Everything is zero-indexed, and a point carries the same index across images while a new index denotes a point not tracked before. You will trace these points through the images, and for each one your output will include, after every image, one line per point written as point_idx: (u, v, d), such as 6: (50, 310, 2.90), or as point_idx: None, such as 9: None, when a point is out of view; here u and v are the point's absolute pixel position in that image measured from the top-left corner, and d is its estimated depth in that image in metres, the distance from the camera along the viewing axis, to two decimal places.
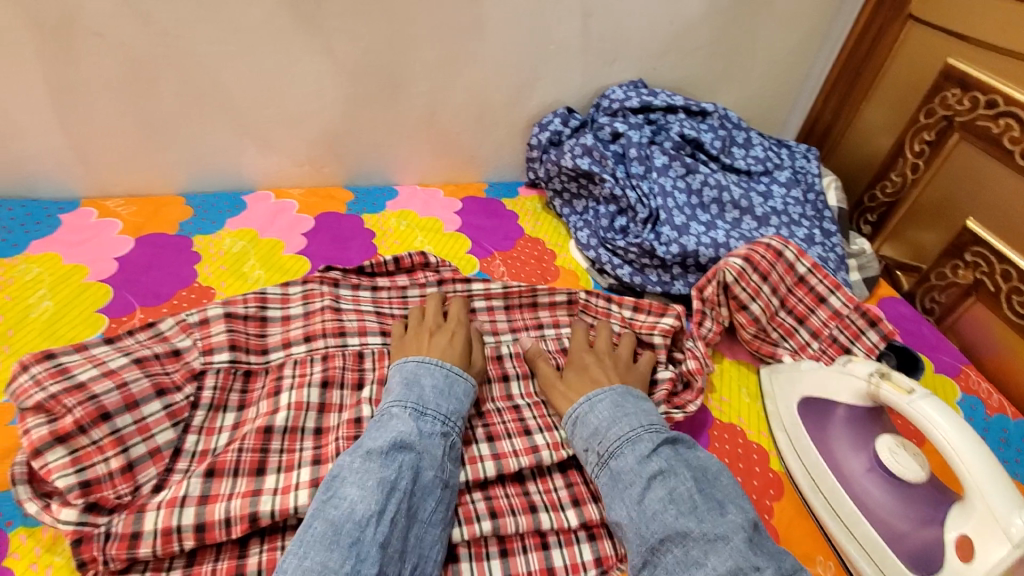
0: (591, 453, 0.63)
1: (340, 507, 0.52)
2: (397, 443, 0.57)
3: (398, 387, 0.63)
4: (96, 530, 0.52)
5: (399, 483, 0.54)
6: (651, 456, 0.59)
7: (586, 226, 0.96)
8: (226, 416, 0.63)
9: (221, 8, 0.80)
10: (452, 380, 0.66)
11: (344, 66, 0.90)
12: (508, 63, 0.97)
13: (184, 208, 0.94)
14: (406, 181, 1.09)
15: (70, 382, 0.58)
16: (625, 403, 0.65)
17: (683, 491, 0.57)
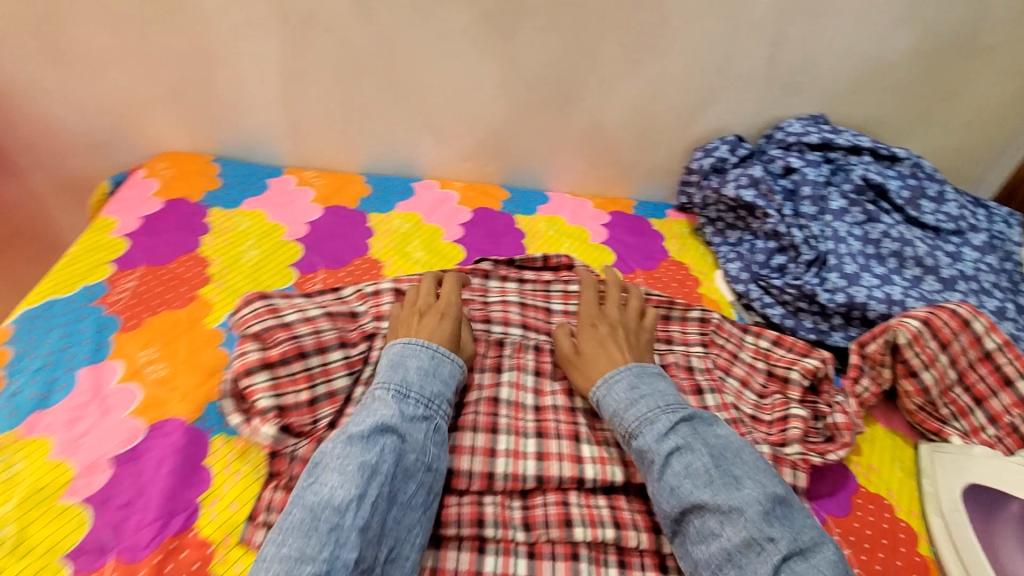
0: (614, 431, 0.64)
1: (319, 493, 0.53)
2: (379, 426, 0.57)
3: (385, 369, 0.63)
4: (285, 450, 0.63)
5: (382, 466, 0.55)
6: (668, 434, 0.60)
7: (738, 259, 0.93)
8: None
9: (433, 14, 0.88)
10: (438, 362, 0.65)
11: (527, 74, 0.95)
12: (684, 85, 0.97)
13: (364, 186, 1.05)
14: (558, 188, 1.12)
15: (281, 320, 0.70)
16: (640, 384, 0.65)
17: (698, 466, 0.57)
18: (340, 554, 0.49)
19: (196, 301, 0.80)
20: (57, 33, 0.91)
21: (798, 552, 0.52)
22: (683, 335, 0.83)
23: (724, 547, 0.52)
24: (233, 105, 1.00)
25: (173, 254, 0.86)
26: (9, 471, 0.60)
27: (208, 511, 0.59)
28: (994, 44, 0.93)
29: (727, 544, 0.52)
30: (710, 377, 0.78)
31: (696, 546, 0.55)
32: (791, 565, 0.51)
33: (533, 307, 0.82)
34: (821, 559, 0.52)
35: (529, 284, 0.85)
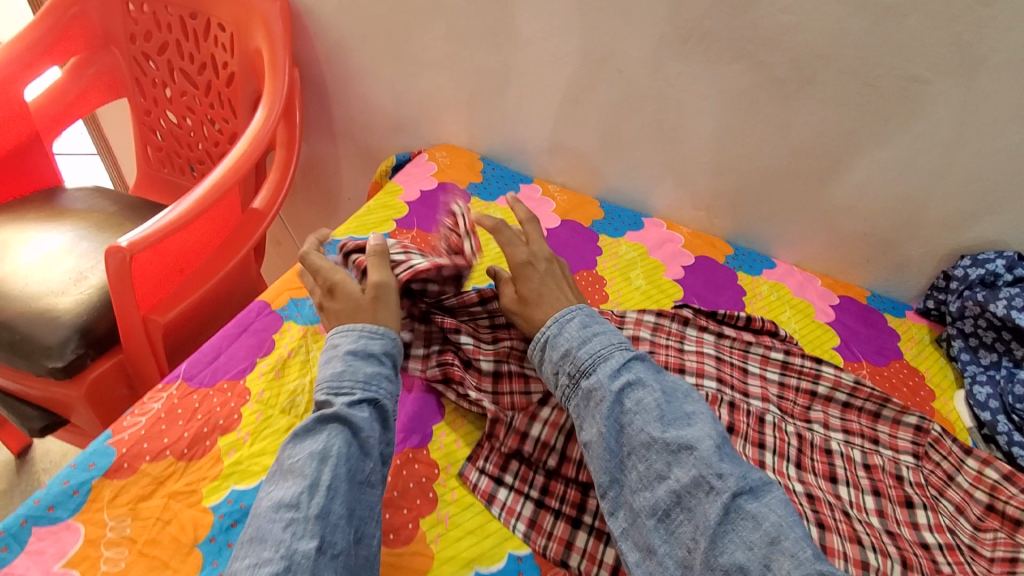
0: (563, 376, 0.64)
1: (274, 496, 0.53)
2: (319, 417, 0.57)
3: (329, 369, 0.61)
4: (502, 420, 0.69)
5: (332, 450, 0.55)
6: (620, 371, 0.61)
7: (989, 382, 0.84)
8: None
9: (720, 73, 0.95)
10: (366, 341, 0.63)
11: (792, 143, 0.97)
12: (969, 187, 0.90)
13: (598, 209, 1.14)
14: (783, 257, 1.10)
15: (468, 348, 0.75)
16: (592, 322, 0.66)
17: (649, 402, 0.59)
18: (299, 546, 0.49)
19: None
20: (404, 37, 1.16)
21: (751, 491, 0.53)
22: (891, 438, 0.77)
23: (672, 488, 0.54)
24: (510, 115, 1.16)
25: (438, 225, 1.03)
26: (307, 355, 0.76)
27: (439, 440, 0.69)
28: None
29: (676, 485, 0.54)
30: (921, 493, 0.72)
31: (639, 491, 0.56)
32: (740, 504, 0.52)
33: (729, 362, 0.82)
34: (771, 497, 0.53)
35: (727, 340, 0.85)
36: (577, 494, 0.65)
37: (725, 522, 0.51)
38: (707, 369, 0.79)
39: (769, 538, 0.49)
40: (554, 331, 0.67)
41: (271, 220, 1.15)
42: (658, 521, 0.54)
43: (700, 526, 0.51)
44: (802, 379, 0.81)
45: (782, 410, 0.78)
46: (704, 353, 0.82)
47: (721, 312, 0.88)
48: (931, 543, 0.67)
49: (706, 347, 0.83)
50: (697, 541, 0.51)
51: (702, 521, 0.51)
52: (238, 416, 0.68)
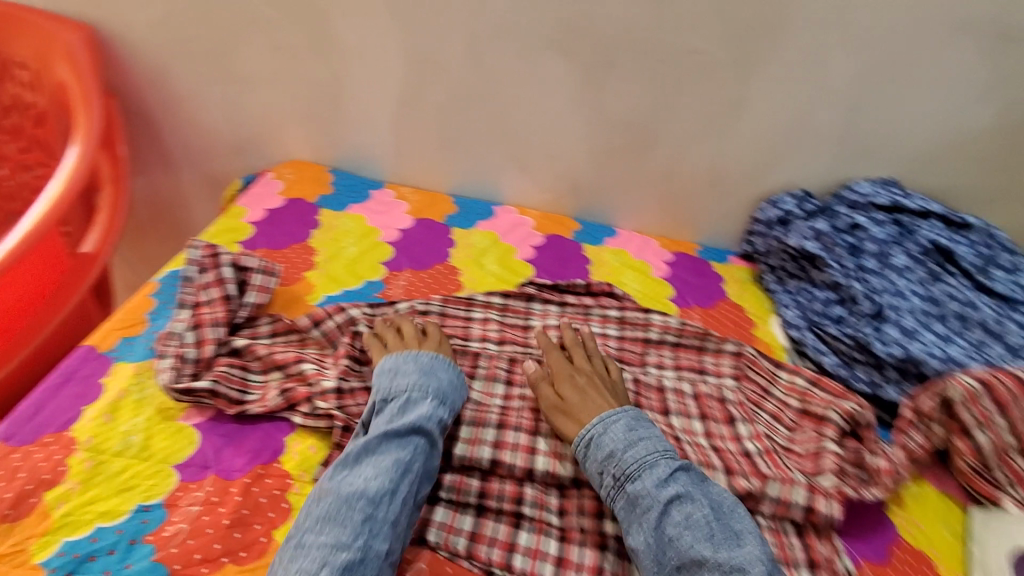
0: (605, 476, 0.66)
1: (354, 484, 0.61)
2: (413, 426, 0.66)
3: (416, 373, 0.72)
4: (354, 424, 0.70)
5: (412, 465, 0.63)
6: (668, 481, 0.63)
7: (796, 306, 0.95)
8: None
9: (534, 62, 1.02)
10: (455, 382, 0.74)
11: (609, 119, 1.05)
12: (757, 141, 1.03)
13: (451, 205, 1.18)
14: (625, 225, 1.19)
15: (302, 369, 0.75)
16: (638, 426, 0.68)
17: (698, 517, 0.60)
18: (374, 544, 0.57)
19: (301, 282, 0.94)
20: (229, 57, 1.13)
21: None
22: (716, 366, 0.88)
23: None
24: (351, 124, 1.17)
25: (288, 241, 1.02)
26: (142, 393, 0.72)
27: (293, 451, 0.69)
28: None
29: None
30: (741, 408, 0.82)
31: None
32: None
33: (572, 327, 0.91)
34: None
35: (570, 307, 0.94)
36: (432, 473, 0.68)
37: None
38: (549, 341, 0.88)
39: None
40: (598, 429, 0.69)
41: (106, 262, 1.07)
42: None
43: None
44: (636, 330, 0.91)
45: (621, 360, 0.87)
46: (549, 322, 0.91)
47: (562, 283, 0.96)
48: (752, 450, 0.76)
49: (551, 317, 0.92)
50: None
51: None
52: (65, 467, 0.64)
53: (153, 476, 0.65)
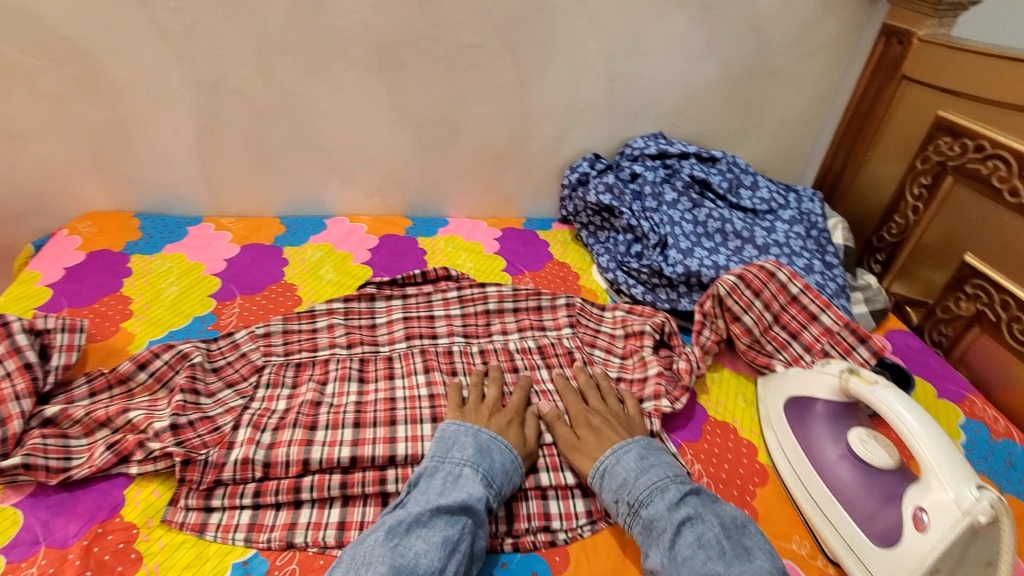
0: (621, 504, 0.66)
1: (406, 555, 0.57)
2: (463, 503, 0.62)
3: (473, 449, 0.68)
4: (198, 457, 0.68)
5: (461, 544, 0.59)
6: (679, 503, 0.64)
7: (607, 252, 1.10)
8: (278, 405, 0.76)
9: (325, 73, 1.05)
10: (515, 467, 0.69)
11: (412, 118, 1.12)
12: (547, 117, 1.16)
13: (279, 226, 1.17)
14: (457, 214, 1.28)
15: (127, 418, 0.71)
16: (649, 455, 0.70)
17: (710, 536, 0.61)
18: None
19: (118, 333, 0.88)
20: None
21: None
22: (555, 321, 0.97)
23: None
24: (149, 163, 1.11)
25: (96, 295, 0.95)
26: None
27: (133, 500, 0.66)
28: (781, 65, 1.17)
29: None
30: (581, 351, 0.93)
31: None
32: None
33: (417, 317, 0.94)
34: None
35: (412, 298, 0.97)
36: (292, 482, 0.67)
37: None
38: (397, 334, 0.91)
39: None
40: (611, 460, 0.70)
41: None
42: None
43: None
44: (476, 305, 0.97)
45: (467, 335, 0.93)
46: (394, 318, 0.94)
47: (400, 278, 0.99)
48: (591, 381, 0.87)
49: (394, 310, 0.95)
50: None
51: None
52: None
53: None
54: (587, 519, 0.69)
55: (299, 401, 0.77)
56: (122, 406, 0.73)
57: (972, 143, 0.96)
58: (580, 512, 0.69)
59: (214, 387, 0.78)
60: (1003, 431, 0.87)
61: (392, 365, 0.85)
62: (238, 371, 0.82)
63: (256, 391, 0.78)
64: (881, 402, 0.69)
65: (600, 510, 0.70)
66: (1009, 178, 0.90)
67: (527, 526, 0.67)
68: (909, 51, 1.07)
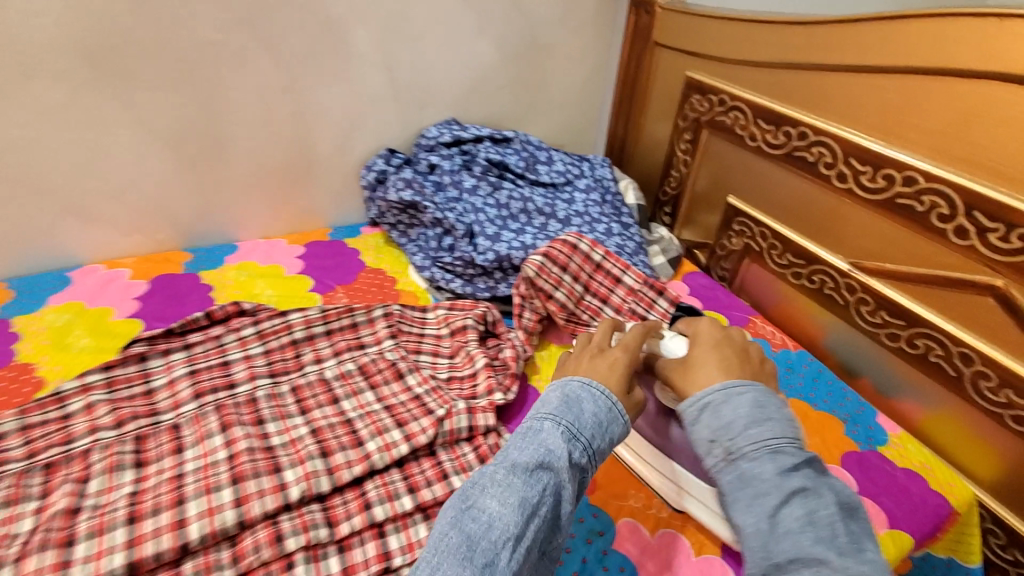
0: (717, 446, 0.55)
1: (479, 519, 0.48)
2: (543, 461, 0.52)
3: (558, 401, 0.57)
4: None
5: (541, 509, 0.50)
6: (795, 470, 0.51)
7: (419, 250, 1.04)
8: (22, 523, 0.61)
9: (21, 91, 0.84)
10: (612, 418, 0.58)
11: (161, 134, 0.95)
12: (328, 116, 1.07)
13: (4, 291, 0.93)
14: (249, 236, 1.13)
15: None
16: (767, 403, 0.56)
17: (824, 515, 0.49)
18: None
19: None
20: None
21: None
22: (374, 335, 0.89)
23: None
24: None
25: None
26: None
27: None
28: (554, 40, 1.21)
29: None
30: (406, 360, 0.86)
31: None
32: None
33: (206, 370, 0.80)
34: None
35: (199, 346, 0.83)
36: None
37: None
38: (182, 395, 0.77)
39: None
40: (719, 396, 0.58)
41: None
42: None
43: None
44: (280, 337, 0.86)
45: (274, 374, 0.82)
46: (176, 375, 0.79)
47: (178, 325, 0.84)
48: (421, 392, 0.81)
49: (176, 365, 0.80)
50: None
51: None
52: None
53: None
54: None
55: (51, 513, 0.61)
56: None
57: (716, 98, 1.08)
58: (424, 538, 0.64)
59: None
60: (780, 342, 1.02)
61: (180, 436, 0.71)
62: None
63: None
64: (669, 352, 0.73)
65: None
66: (747, 124, 1.03)
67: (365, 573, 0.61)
68: (655, 20, 1.17)
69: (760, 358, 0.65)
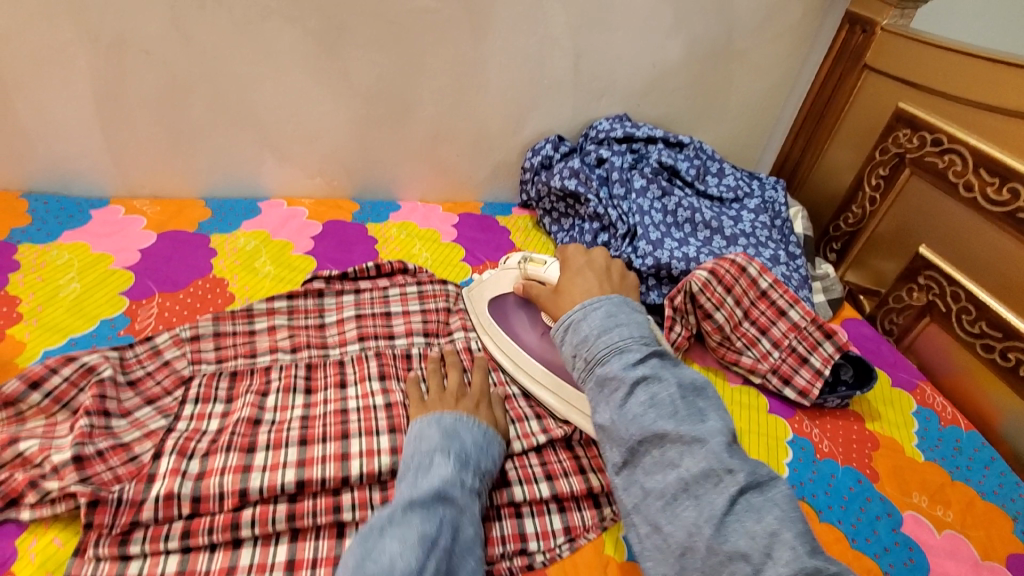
0: (580, 359, 0.63)
1: (380, 560, 0.49)
2: (437, 493, 0.55)
3: (438, 436, 0.62)
4: (110, 496, 0.56)
5: (440, 539, 0.51)
6: (637, 364, 0.59)
7: (572, 241, 1.04)
8: (211, 421, 0.67)
9: (255, 34, 0.91)
10: (489, 440, 0.65)
11: (359, 90, 1.00)
12: (507, 94, 1.08)
13: (204, 210, 1.03)
14: (409, 197, 1.18)
15: (14, 455, 0.59)
16: (616, 313, 0.65)
17: (663, 396, 0.56)
18: None
19: (4, 341, 0.73)
20: None
21: (756, 486, 0.50)
22: None
23: (683, 475, 0.51)
24: (40, 133, 0.93)
25: None
26: None
27: (28, 552, 0.55)
28: (747, 48, 1.14)
29: (686, 473, 0.51)
30: None
31: (652, 474, 0.53)
32: (748, 498, 0.49)
33: (371, 316, 0.85)
34: (777, 493, 0.50)
35: (366, 293, 0.88)
36: (229, 512, 0.58)
37: (728, 513, 0.48)
38: (349, 334, 0.82)
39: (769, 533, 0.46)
40: (578, 315, 0.66)
41: None
42: (666, 504, 0.51)
43: (708, 515, 0.49)
44: (437, 301, 0.89)
45: (426, 335, 0.84)
46: (345, 317, 0.84)
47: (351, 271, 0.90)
48: None
49: (346, 307, 0.86)
50: (700, 528, 0.48)
51: (709, 509, 0.49)
52: None
53: None
54: (565, 537, 0.64)
55: (235, 419, 0.67)
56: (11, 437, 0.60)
57: (930, 136, 0.97)
58: (558, 530, 0.64)
59: (129, 407, 0.66)
60: (950, 418, 0.89)
61: (343, 372, 0.76)
62: (160, 384, 0.70)
63: (182, 409, 0.67)
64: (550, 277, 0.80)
65: (578, 526, 0.65)
66: (964, 172, 0.91)
67: (502, 550, 0.62)
68: (871, 41, 1.08)
69: (620, 275, 0.76)
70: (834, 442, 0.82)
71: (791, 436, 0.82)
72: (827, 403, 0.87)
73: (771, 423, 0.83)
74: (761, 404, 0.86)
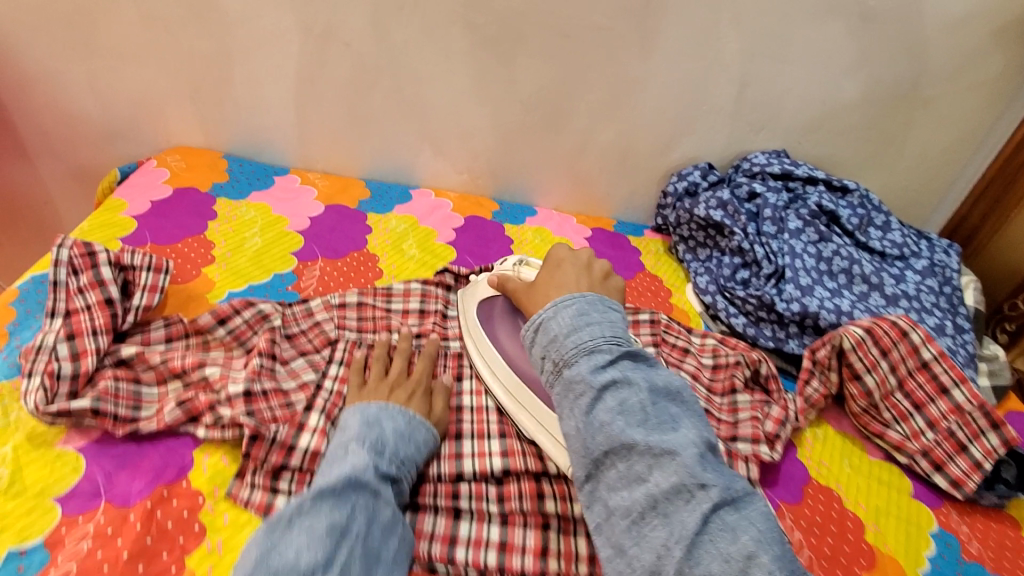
0: (548, 361, 0.59)
1: (284, 557, 0.48)
2: (348, 480, 0.54)
3: (358, 425, 0.62)
4: (266, 435, 0.64)
5: (352, 526, 0.52)
6: (607, 367, 0.55)
7: (707, 273, 1.00)
8: None
9: (439, 37, 0.98)
10: (414, 426, 0.65)
11: (520, 96, 1.05)
12: (662, 116, 1.07)
13: (364, 190, 1.12)
14: (544, 204, 1.21)
15: (201, 379, 0.68)
16: (590, 312, 0.60)
17: (634, 403, 0.52)
18: None
19: (199, 278, 0.85)
20: (93, 31, 0.99)
21: (731, 501, 0.47)
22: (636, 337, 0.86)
23: (651, 492, 0.48)
24: (246, 105, 1.07)
25: (179, 236, 0.92)
26: (8, 419, 0.63)
27: (201, 464, 0.63)
28: (935, 95, 1.04)
29: (655, 489, 0.48)
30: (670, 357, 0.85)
31: (617, 489, 0.50)
32: (719, 515, 0.46)
33: None
34: (754, 510, 0.48)
35: None
36: None
37: (703, 531, 0.45)
38: None
39: (747, 553, 0.44)
40: (550, 313, 0.61)
41: None
42: (632, 522, 0.48)
43: (677, 535, 0.46)
44: None
45: None
46: None
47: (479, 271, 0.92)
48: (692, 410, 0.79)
49: None
50: (670, 550, 0.45)
51: (678, 529, 0.46)
52: None
53: (28, 513, 0.56)
54: None
55: None
56: (200, 359, 0.70)
57: None
58: None
59: (289, 356, 0.74)
60: None
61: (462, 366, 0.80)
62: (312, 342, 0.77)
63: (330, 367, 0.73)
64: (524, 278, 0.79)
65: None
66: None
67: None
68: None
69: (604, 272, 0.70)
70: (985, 545, 0.72)
71: (936, 527, 0.73)
72: (982, 501, 0.77)
73: (914, 510, 0.75)
74: (906, 486, 0.78)
